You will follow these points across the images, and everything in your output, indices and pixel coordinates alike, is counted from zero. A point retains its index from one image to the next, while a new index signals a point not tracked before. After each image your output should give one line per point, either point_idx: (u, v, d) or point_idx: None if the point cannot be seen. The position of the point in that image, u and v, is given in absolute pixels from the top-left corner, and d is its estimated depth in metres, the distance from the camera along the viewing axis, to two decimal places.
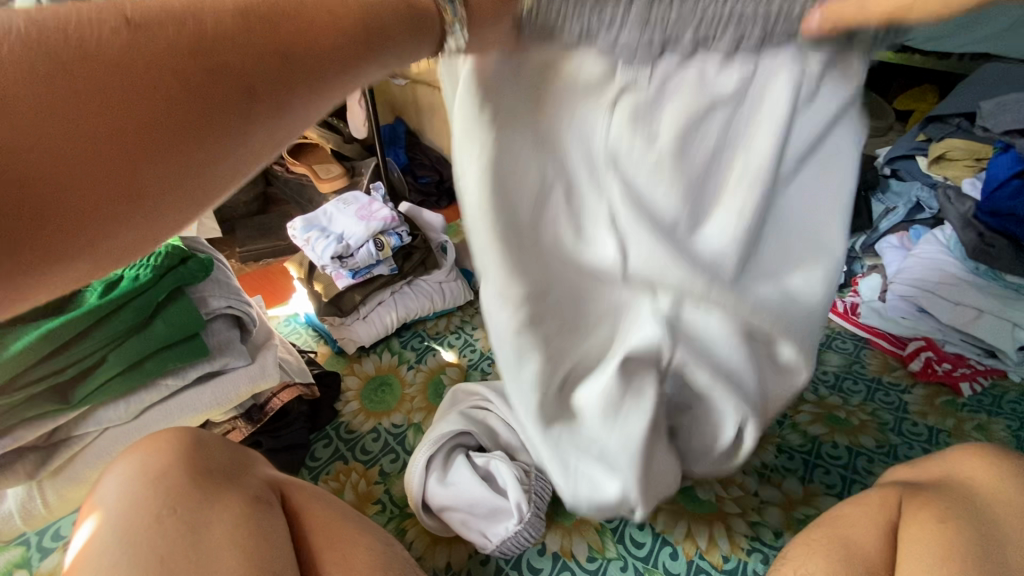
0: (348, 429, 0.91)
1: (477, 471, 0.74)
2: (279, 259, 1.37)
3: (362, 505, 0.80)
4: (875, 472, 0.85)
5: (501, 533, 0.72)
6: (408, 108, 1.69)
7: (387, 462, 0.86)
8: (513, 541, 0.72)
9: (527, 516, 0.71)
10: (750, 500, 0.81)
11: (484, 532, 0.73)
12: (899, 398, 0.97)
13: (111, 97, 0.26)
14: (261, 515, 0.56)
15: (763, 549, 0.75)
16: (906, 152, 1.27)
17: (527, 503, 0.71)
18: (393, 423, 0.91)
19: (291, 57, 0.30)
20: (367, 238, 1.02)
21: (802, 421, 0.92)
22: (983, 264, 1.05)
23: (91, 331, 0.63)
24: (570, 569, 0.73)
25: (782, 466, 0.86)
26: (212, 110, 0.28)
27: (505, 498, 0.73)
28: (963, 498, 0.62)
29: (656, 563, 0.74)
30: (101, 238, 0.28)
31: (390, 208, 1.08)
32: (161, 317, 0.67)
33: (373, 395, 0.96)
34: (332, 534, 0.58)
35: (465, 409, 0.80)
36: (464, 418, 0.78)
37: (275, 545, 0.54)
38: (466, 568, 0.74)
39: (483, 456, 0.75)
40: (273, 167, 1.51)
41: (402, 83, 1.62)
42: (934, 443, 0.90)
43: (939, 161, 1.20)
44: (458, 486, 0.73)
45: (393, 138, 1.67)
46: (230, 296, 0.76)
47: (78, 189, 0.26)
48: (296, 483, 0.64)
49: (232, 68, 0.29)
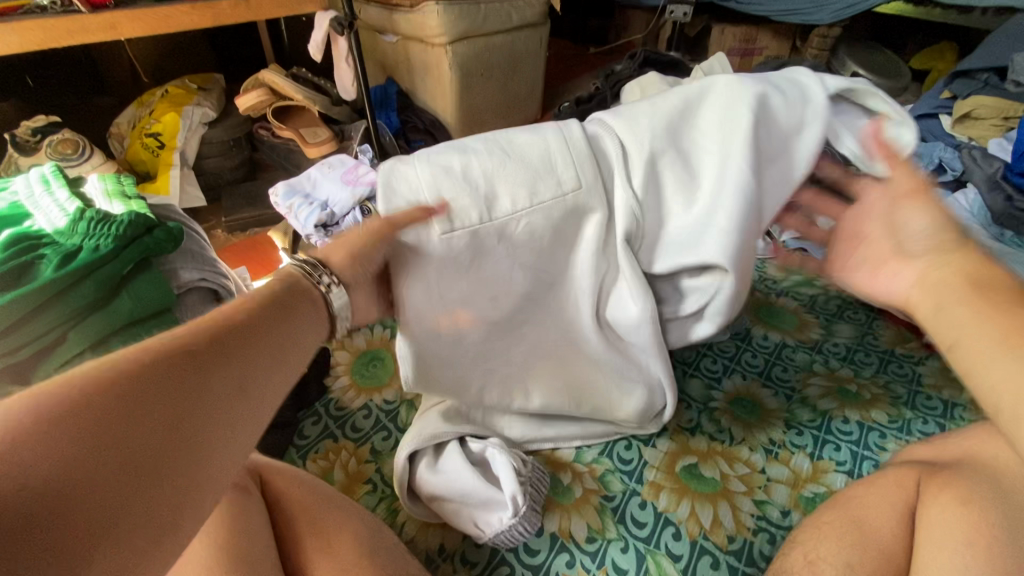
0: (338, 405, 0.87)
1: (472, 458, 0.71)
2: (266, 228, 1.32)
3: (352, 486, 0.77)
4: (888, 448, 0.81)
5: (496, 523, 0.68)
6: (401, 66, 1.61)
7: (378, 440, 0.82)
8: (508, 534, 0.68)
9: (523, 509, 0.68)
10: (756, 478, 0.77)
11: (478, 523, 0.69)
12: (914, 369, 0.93)
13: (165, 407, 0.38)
14: (235, 503, 0.52)
15: (769, 529, 0.72)
16: (930, 112, 1.23)
17: (523, 495, 0.68)
18: (385, 400, 0.88)
19: (241, 343, 0.46)
20: (353, 205, 0.96)
21: (812, 395, 0.88)
22: (1009, 230, 0.99)
23: (46, 308, 0.57)
24: (568, 551, 0.70)
25: (790, 442, 0.82)
26: (215, 386, 0.42)
27: (499, 489, 0.69)
28: (991, 481, 0.58)
29: (658, 544, 0.71)
30: (182, 482, 0.37)
31: (378, 172, 1.01)
32: (128, 292, 0.61)
33: (364, 369, 0.92)
34: (316, 523, 0.55)
35: (450, 406, 0.74)
36: (452, 418, 0.72)
37: (251, 535, 0.50)
38: (461, 550, 0.71)
39: (479, 442, 0.72)
40: (259, 131, 1.46)
41: (394, 40, 1.55)
42: (949, 418, 0.86)
43: (965, 120, 1.15)
44: (453, 479, 0.68)
45: (384, 99, 1.60)
46: (204, 268, 0.70)
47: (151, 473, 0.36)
48: (276, 467, 0.60)
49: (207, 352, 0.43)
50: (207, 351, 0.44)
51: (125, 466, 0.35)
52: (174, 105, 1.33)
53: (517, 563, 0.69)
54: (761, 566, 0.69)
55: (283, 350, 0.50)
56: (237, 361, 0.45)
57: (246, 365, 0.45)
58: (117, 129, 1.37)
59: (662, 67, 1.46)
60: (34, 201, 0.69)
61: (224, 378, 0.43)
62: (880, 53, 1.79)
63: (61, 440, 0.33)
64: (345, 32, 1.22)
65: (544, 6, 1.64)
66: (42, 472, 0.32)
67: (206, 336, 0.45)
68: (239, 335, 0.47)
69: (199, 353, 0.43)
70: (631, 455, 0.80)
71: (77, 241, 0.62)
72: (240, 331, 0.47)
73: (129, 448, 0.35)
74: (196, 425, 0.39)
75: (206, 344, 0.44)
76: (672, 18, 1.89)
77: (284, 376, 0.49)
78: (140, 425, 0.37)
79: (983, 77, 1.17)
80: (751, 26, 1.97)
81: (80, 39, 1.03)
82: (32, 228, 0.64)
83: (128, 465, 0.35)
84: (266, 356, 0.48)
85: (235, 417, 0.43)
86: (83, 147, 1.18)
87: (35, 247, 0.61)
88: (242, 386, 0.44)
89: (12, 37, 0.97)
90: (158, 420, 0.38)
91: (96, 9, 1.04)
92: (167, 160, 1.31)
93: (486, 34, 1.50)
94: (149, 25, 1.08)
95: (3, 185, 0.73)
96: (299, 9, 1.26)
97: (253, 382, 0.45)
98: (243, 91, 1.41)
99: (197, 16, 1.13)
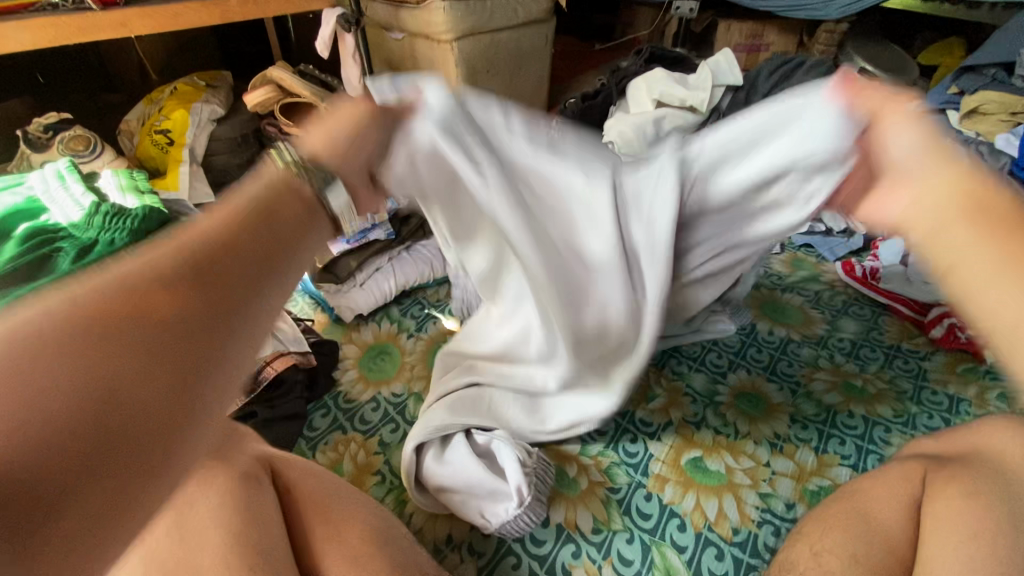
0: (347, 398, 0.88)
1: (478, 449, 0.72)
2: None
3: (361, 477, 0.78)
4: (893, 442, 0.81)
5: (500, 514, 0.69)
6: (407, 63, 1.61)
7: (386, 432, 0.83)
8: (514, 524, 0.69)
9: (527, 499, 0.68)
10: (761, 471, 0.78)
11: (483, 513, 0.70)
12: (920, 364, 0.94)
13: (137, 355, 0.36)
14: (247, 493, 0.53)
15: (773, 521, 0.73)
16: (938, 107, 1.23)
17: (528, 486, 0.68)
18: (393, 393, 0.89)
19: (229, 258, 0.43)
20: None
21: (816, 390, 0.89)
22: None
23: None
24: (574, 542, 0.71)
25: (795, 436, 0.82)
26: (192, 317, 0.39)
27: (504, 479, 0.69)
28: (995, 474, 0.59)
29: (663, 536, 0.72)
30: (153, 435, 0.36)
31: None
32: None
33: (372, 363, 0.93)
34: (326, 511, 0.56)
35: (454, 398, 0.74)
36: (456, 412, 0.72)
37: (264, 524, 0.51)
38: (468, 540, 0.72)
39: (484, 434, 0.72)
40: (266, 128, 1.47)
41: (400, 37, 1.56)
42: (955, 413, 0.86)
43: (972, 115, 1.15)
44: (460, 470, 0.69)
45: None
46: None
47: (121, 427, 0.34)
48: (287, 457, 0.61)
49: (190, 274, 0.41)
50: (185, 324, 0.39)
51: (77, 410, 0.33)
52: (183, 101, 1.36)
53: (523, 553, 0.70)
54: (766, 558, 0.69)
55: (283, 254, 0.46)
56: (217, 285, 0.41)
57: (230, 285, 0.42)
58: (127, 126, 1.39)
59: (668, 63, 1.46)
60: (50, 196, 0.70)
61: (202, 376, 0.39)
62: (888, 49, 1.79)
63: (34, 438, 0.31)
64: (352, 28, 1.25)
65: (549, 3, 1.64)
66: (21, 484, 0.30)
67: (179, 273, 0.40)
68: (227, 251, 0.43)
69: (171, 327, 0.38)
70: (636, 448, 0.81)
71: (93, 235, 0.63)
72: (236, 252, 0.43)
73: (81, 402, 0.33)
74: (167, 364, 0.37)
75: (188, 267, 0.41)
76: (678, 14, 1.89)
77: (283, 287, 0.46)
78: (95, 367, 0.35)
79: (991, 72, 1.17)
80: (758, 21, 1.96)
81: (91, 37, 1.04)
82: (49, 222, 0.66)
83: (89, 415, 0.33)
84: (255, 264, 0.44)
85: (221, 340, 0.40)
86: (95, 144, 1.20)
87: (52, 240, 0.62)
88: (226, 312, 0.41)
89: (25, 34, 0.98)
90: (126, 361, 0.36)
91: (107, 7, 1.04)
92: (176, 157, 1.32)
93: (491, 31, 1.51)
94: (159, 22, 1.09)
95: (19, 180, 0.74)
96: (306, 6, 1.27)
97: (242, 300, 0.42)
98: (250, 88, 1.43)
99: (206, 14, 1.14)
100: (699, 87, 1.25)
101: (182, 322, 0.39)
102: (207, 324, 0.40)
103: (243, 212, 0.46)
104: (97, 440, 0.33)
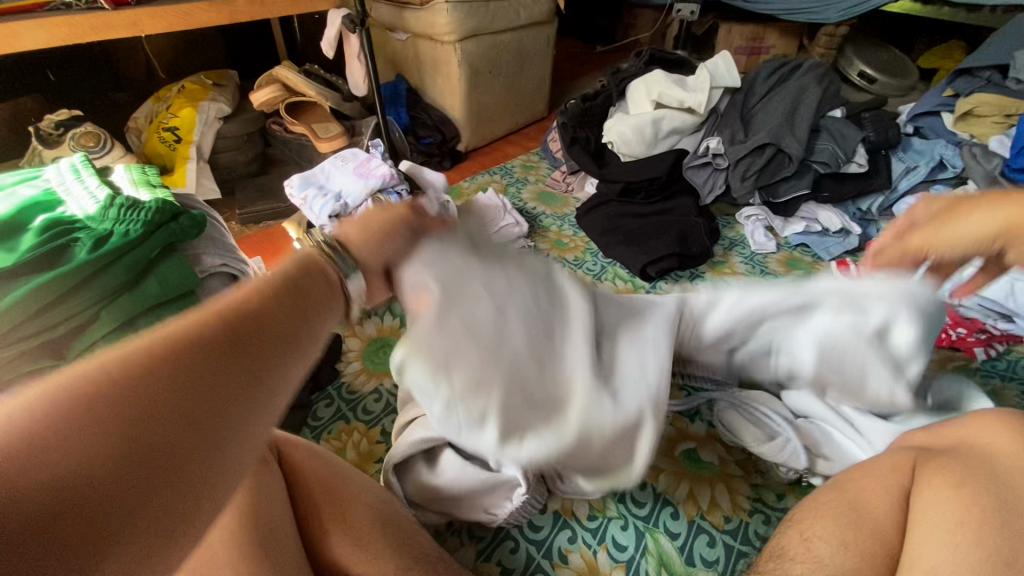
0: (350, 389, 0.90)
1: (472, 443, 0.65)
2: (280, 220, 1.36)
3: (364, 464, 0.80)
4: None
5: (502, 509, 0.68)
6: (411, 64, 1.64)
7: (389, 422, 0.85)
8: (519, 511, 0.69)
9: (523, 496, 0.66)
10: (754, 462, 0.81)
11: (489, 509, 0.70)
12: None
13: (171, 406, 0.34)
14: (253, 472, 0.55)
15: (764, 511, 0.75)
16: (932, 109, 1.25)
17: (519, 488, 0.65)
18: (395, 383, 0.91)
19: (255, 322, 0.41)
20: (366, 196, 0.98)
21: None
22: None
23: (79, 288, 0.60)
24: (570, 528, 0.73)
25: None
26: (220, 384, 0.37)
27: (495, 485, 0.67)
28: (982, 465, 0.60)
29: (657, 523, 0.74)
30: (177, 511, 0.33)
31: (389, 165, 1.03)
32: (155, 275, 0.65)
33: (375, 355, 0.96)
34: (330, 491, 0.58)
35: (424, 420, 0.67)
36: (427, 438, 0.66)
37: (274, 504, 0.54)
38: (468, 525, 0.74)
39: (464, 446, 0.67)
40: (272, 126, 1.49)
41: (403, 37, 1.58)
42: None
43: (967, 117, 1.19)
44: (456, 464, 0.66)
45: (394, 96, 1.63)
46: (225, 255, 0.74)
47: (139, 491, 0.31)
48: (292, 440, 0.63)
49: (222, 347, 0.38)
50: (231, 340, 0.38)
51: (119, 463, 0.31)
52: (191, 100, 1.38)
53: (521, 539, 0.72)
54: (756, 546, 0.72)
55: (304, 340, 0.44)
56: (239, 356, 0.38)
57: (255, 359, 0.39)
58: (135, 123, 1.41)
59: (669, 64, 1.48)
60: (66, 189, 0.72)
61: (238, 366, 0.38)
62: (886, 53, 1.83)
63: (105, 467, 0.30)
64: (357, 28, 1.26)
65: (551, 5, 1.66)
66: (110, 503, 0.30)
67: (218, 317, 0.39)
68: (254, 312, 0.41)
69: (216, 343, 0.37)
70: None
71: (108, 226, 0.66)
72: (272, 312, 0.42)
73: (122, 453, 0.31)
74: (205, 431, 0.35)
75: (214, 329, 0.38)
76: (679, 16, 1.92)
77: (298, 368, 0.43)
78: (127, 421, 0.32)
79: (985, 75, 1.20)
80: (758, 24, 1.98)
81: (102, 35, 1.06)
82: (65, 214, 0.68)
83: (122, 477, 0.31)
84: (278, 344, 0.41)
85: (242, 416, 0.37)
86: (105, 140, 1.22)
87: (70, 231, 0.65)
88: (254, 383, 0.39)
89: (39, 33, 1.00)
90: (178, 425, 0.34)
91: (119, 6, 1.07)
92: (184, 154, 1.34)
93: (494, 32, 1.54)
94: (169, 22, 1.12)
95: (35, 173, 0.76)
96: (312, 7, 1.30)
97: (267, 375, 0.40)
98: (257, 87, 1.45)
99: (214, 14, 1.17)
100: (698, 88, 1.27)
101: (211, 384, 0.36)
102: (236, 391, 0.37)
103: (278, 284, 0.44)
104: (169, 462, 0.33)
